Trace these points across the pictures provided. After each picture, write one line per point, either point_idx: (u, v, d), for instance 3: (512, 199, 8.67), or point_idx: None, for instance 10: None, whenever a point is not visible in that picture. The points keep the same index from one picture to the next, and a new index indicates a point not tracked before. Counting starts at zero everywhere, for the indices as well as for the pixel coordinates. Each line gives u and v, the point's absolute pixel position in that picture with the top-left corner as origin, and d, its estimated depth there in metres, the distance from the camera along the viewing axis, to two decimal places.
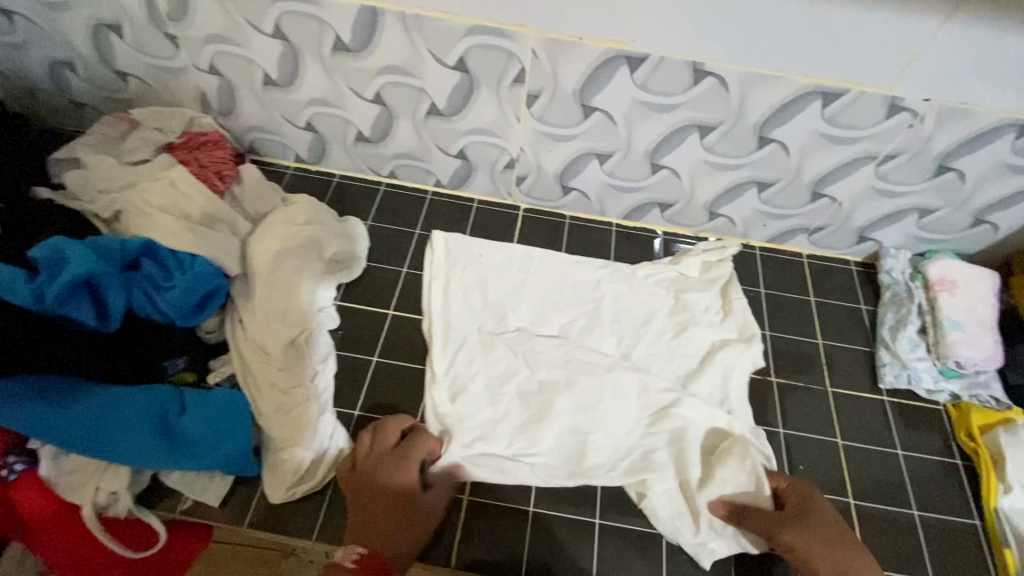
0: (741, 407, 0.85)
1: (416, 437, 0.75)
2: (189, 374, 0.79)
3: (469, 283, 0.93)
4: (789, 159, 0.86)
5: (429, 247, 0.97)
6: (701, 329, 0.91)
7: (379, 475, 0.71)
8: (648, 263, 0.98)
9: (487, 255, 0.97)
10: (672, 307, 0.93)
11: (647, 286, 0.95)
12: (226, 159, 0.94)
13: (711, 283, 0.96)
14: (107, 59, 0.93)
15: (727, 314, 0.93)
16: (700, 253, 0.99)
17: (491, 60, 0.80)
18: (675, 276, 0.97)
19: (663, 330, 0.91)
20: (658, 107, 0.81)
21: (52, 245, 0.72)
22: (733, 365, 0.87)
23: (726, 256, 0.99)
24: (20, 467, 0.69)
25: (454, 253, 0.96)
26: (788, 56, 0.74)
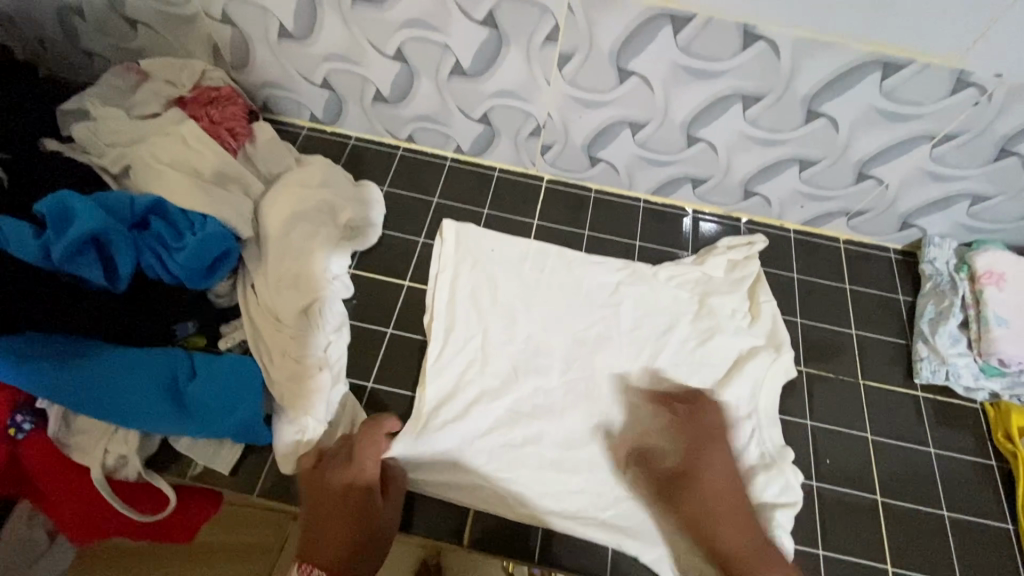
0: (767, 425, 0.79)
1: (370, 432, 0.71)
2: (198, 338, 0.77)
3: (485, 259, 0.90)
4: (838, 137, 0.80)
5: (438, 237, 0.91)
6: (727, 337, 0.85)
7: (332, 471, 0.68)
8: (671, 264, 0.92)
9: (499, 249, 0.91)
10: (695, 313, 0.88)
11: (668, 289, 0.89)
12: (239, 115, 0.90)
13: (737, 284, 0.90)
14: (117, 5, 0.88)
15: (754, 319, 0.87)
16: (724, 252, 0.92)
17: (523, 16, 0.74)
18: (699, 277, 0.91)
19: (687, 338, 0.86)
20: (700, 73, 0.75)
21: (58, 201, 0.70)
22: (764, 377, 0.82)
23: (752, 252, 0.93)
24: (28, 426, 0.68)
25: (464, 246, 0.91)
26: (850, 20, 0.67)
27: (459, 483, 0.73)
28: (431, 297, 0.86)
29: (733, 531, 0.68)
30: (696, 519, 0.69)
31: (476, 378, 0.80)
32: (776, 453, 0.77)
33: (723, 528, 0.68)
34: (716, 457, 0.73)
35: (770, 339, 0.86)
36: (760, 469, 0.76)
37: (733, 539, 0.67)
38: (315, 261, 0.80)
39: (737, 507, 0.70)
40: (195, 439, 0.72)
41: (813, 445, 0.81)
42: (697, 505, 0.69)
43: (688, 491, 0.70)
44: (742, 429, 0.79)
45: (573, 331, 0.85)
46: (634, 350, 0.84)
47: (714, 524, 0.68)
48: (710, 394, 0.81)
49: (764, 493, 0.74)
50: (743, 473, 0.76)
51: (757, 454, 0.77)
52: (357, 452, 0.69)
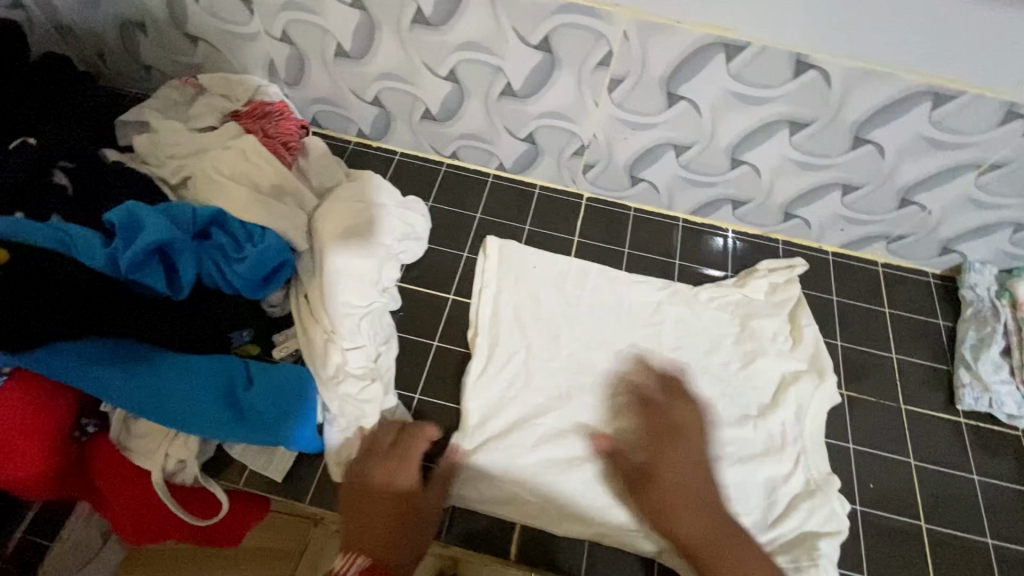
0: (811, 450, 0.80)
1: (413, 435, 0.72)
2: (252, 346, 0.79)
3: (527, 275, 0.92)
4: (883, 163, 0.81)
5: (482, 253, 0.93)
6: (768, 360, 0.86)
7: (380, 472, 0.66)
8: (711, 285, 0.93)
9: (542, 266, 0.93)
10: (736, 335, 0.89)
11: (709, 310, 0.90)
12: (293, 130, 0.93)
13: (778, 307, 0.91)
14: (179, 23, 0.91)
15: (796, 343, 0.88)
16: (765, 275, 0.93)
17: (578, 41, 0.76)
18: (739, 300, 0.92)
19: (729, 360, 0.87)
20: (750, 99, 0.77)
21: (129, 211, 0.73)
22: (807, 401, 0.83)
23: (794, 276, 0.94)
24: (93, 429, 0.71)
25: (506, 262, 0.92)
26: (902, 52, 0.68)
27: (504, 498, 0.73)
28: (477, 311, 0.88)
29: (694, 521, 0.58)
30: (653, 515, 0.59)
31: (522, 392, 0.82)
32: (822, 479, 0.78)
33: (684, 520, 0.58)
34: (684, 447, 0.62)
35: (813, 364, 0.87)
36: (806, 496, 0.76)
37: (694, 531, 0.58)
38: (366, 274, 0.82)
39: (699, 494, 0.60)
40: (250, 446, 0.73)
41: (857, 469, 0.81)
42: (654, 501, 0.60)
43: (647, 489, 0.61)
44: (789, 452, 0.79)
45: (616, 349, 0.87)
46: (676, 370, 0.85)
47: (675, 520, 0.58)
48: (754, 416, 0.82)
49: (811, 520, 0.75)
50: (788, 501, 0.76)
51: (803, 479, 0.78)
52: (404, 451, 0.69)
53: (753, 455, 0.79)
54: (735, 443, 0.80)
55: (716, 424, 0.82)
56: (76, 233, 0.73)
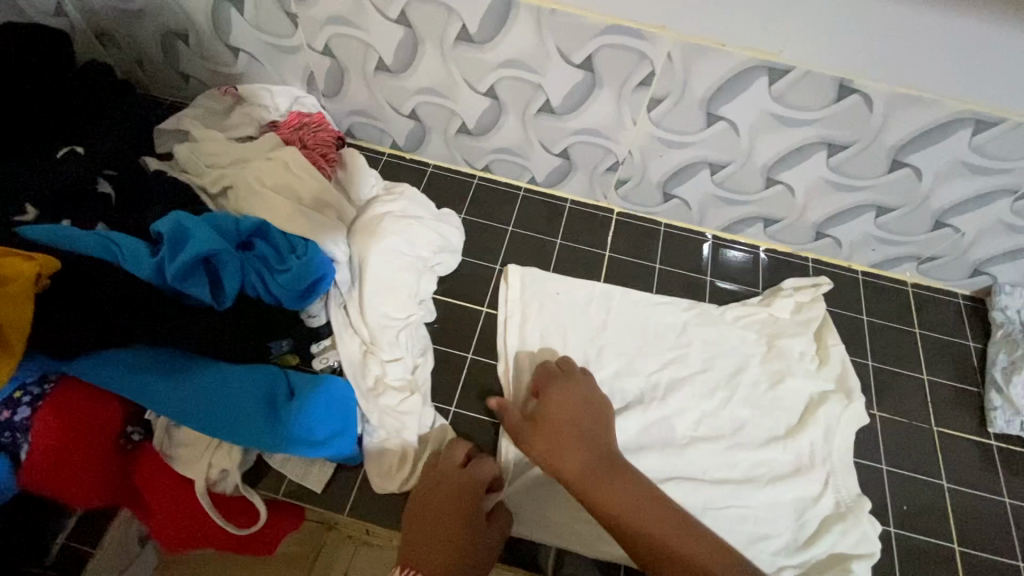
0: (842, 470, 0.80)
1: (481, 464, 0.72)
2: (291, 356, 0.81)
3: (549, 303, 0.91)
4: (920, 186, 0.82)
5: (504, 283, 0.92)
6: (798, 380, 0.87)
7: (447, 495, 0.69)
8: (737, 304, 0.93)
9: (564, 292, 0.92)
10: (765, 354, 0.89)
11: (737, 329, 0.91)
12: (329, 141, 0.95)
13: (805, 326, 0.92)
14: (222, 34, 0.92)
15: (823, 362, 0.88)
16: (791, 295, 0.93)
17: (621, 61, 0.77)
18: (767, 318, 0.92)
19: (759, 379, 0.87)
20: (790, 121, 0.78)
21: (176, 221, 0.74)
22: (837, 423, 0.83)
23: (818, 295, 0.94)
24: (138, 437, 0.73)
25: (530, 290, 0.92)
26: (948, 81, 0.69)
27: (539, 519, 0.74)
28: (504, 335, 0.87)
29: (574, 453, 0.69)
30: (543, 451, 0.70)
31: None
32: (853, 501, 0.78)
33: (566, 457, 0.69)
34: (565, 388, 0.76)
35: (841, 385, 0.87)
36: (836, 519, 0.77)
37: (574, 463, 0.69)
38: (404, 287, 0.83)
39: (580, 428, 0.72)
40: (289, 457, 0.75)
41: (886, 490, 0.81)
42: (542, 438, 0.71)
43: (533, 429, 0.72)
44: (818, 473, 0.80)
45: (650, 363, 0.87)
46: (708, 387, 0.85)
47: (557, 453, 0.69)
48: (783, 436, 0.83)
49: (843, 542, 0.75)
50: (817, 522, 0.77)
51: (833, 501, 0.78)
52: (467, 481, 0.70)
53: (782, 475, 0.80)
54: (765, 463, 0.81)
55: (747, 443, 0.82)
56: (123, 243, 0.74)
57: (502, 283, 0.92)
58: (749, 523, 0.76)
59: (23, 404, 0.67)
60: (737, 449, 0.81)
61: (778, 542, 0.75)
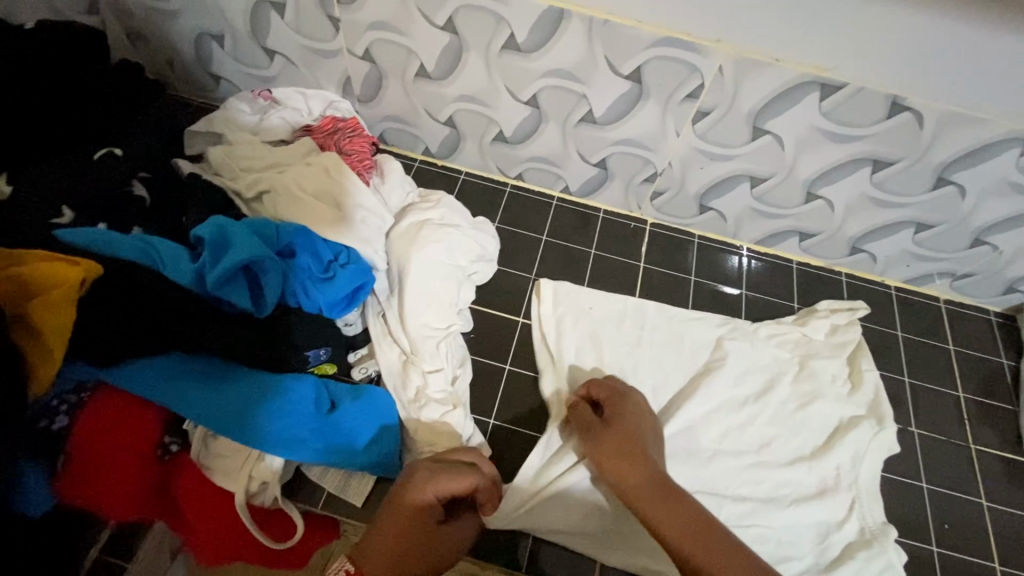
0: (868, 497, 0.78)
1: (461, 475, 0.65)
2: (328, 366, 0.77)
3: (584, 315, 0.89)
4: (961, 204, 0.82)
5: (536, 296, 0.90)
6: (827, 404, 0.84)
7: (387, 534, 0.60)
8: (771, 322, 0.92)
9: (597, 308, 0.91)
10: (795, 374, 0.87)
11: (770, 348, 0.89)
12: (365, 147, 0.92)
13: (839, 350, 0.90)
14: (259, 36, 0.91)
15: (856, 387, 0.87)
16: (826, 316, 0.92)
17: (671, 73, 0.76)
18: (798, 339, 0.90)
19: (786, 401, 0.85)
20: (837, 137, 0.77)
21: (218, 226, 0.72)
22: (865, 447, 0.81)
23: (855, 319, 0.93)
24: (176, 448, 0.71)
25: (562, 303, 0.90)
26: (1001, 101, 0.69)
27: (587, 532, 0.73)
28: (541, 348, 0.86)
29: (641, 468, 0.65)
30: (610, 459, 0.67)
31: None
32: (878, 529, 0.76)
33: (633, 469, 0.65)
34: (631, 407, 0.74)
35: (872, 410, 0.85)
36: (861, 545, 0.75)
37: (638, 476, 0.64)
38: (445, 297, 0.82)
39: (642, 445, 0.68)
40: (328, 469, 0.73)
41: (916, 509, 0.81)
42: (608, 446, 0.68)
43: (601, 436, 0.70)
44: (842, 497, 0.78)
45: (689, 378, 0.86)
46: (745, 404, 0.84)
47: (625, 464, 0.66)
48: (810, 456, 0.81)
49: (867, 570, 0.73)
50: (845, 545, 0.75)
51: (858, 527, 0.76)
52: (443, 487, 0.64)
53: (806, 497, 0.78)
54: (791, 484, 0.79)
55: (770, 463, 0.80)
56: (164, 249, 0.72)
57: (534, 293, 0.91)
58: (791, 543, 0.75)
59: (61, 412, 0.65)
60: (768, 469, 0.79)
61: (821, 563, 0.74)
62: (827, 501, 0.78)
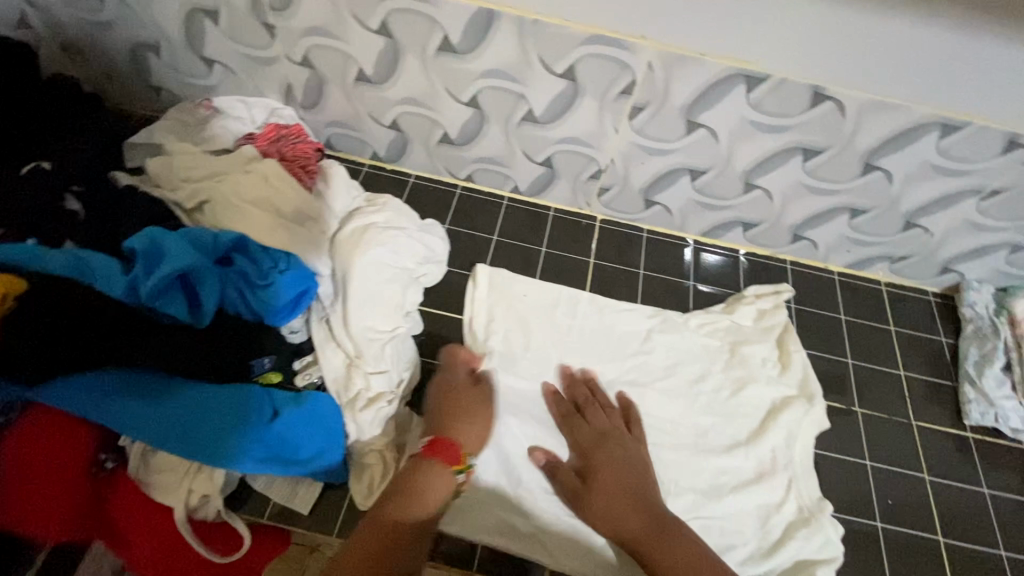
0: (804, 474, 0.80)
1: (455, 358, 0.78)
2: (274, 375, 0.76)
3: (533, 311, 0.90)
4: (890, 189, 0.85)
5: (471, 281, 0.92)
6: (759, 387, 0.86)
7: (466, 418, 0.71)
8: (701, 311, 0.93)
9: (531, 295, 0.92)
10: (727, 361, 0.89)
11: (699, 338, 0.90)
12: (309, 152, 0.92)
13: (766, 333, 0.92)
14: (196, 45, 0.90)
15: (785, 368, 0.89)
16: (753, 301, 0.94)
17: (603, 71, 0.78)
18: (730, 326, 0.92)
19: (719, 387, 0.86)
20: (766, 128, 0.80)
21: (150, 237, 0.71)
22: (797, 427, 0.83)
23: (780, 301, 0.95)
24: (112, 465, 0.69)
25: (497, 289, 0.91)
26: (912, 88, 0.73)
27: (520, 534, 0.72)
28: (470, 336, 0.86)
29: (637, 511, 0.66)
30: (602, 522, 0.67)
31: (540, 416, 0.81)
32: (814, 505, 0.78)
33: (626, 520, 0.65)
34: (609, 447, 0.73)
35: (802, 389, 0.87)
36: (800, 525, 0.76)
37: (634, 521, 0.65)
38: (391, 299, 0.81)
39: (636, 486, 0.69)
40: (273, 478, 0.72)
41: (858, 488, 0.83)
42: (598, 506, 0.68)
43: (588, 499, 0.69)
44: (780, 479, 0.79)
45: (638, 371, 0.86)
46: (688, 395, 0.85)
47: (621, 511, 0.66)
48: (746, 442, 0.82)
49: (807, 548, 0.75)
50: (784, 529, 0.76)
51: (795, 506, 0.78)
52: (452, 373, 0.76)
53: (745, 482, 0.79)
54: (728, 471, 0.80)
55: (711, 452, 0.81)
56: (96, 261, 0.71)
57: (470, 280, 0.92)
58: (736, 527, 0.76)
59: None
60: (712, 457, 0.81)
61: (766, 545, 0.75)
62: (770, 484, 0.79)
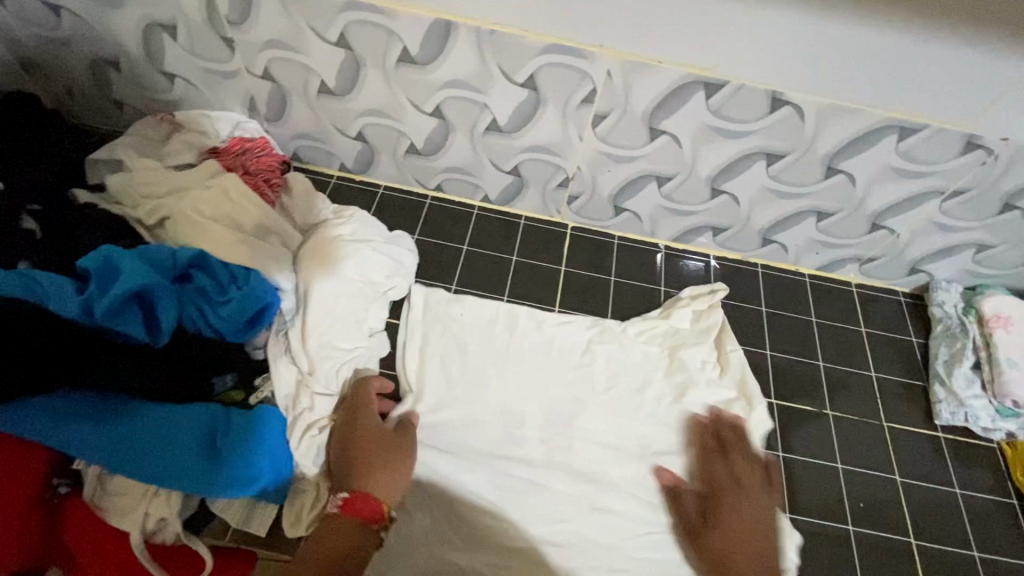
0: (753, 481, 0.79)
1: (360, 393, 0.78)
2: (237, 393, 0.75)
3: (501, 321, 0.90)
4: (854, 191, 0.85)
5: (405, 304, 0.90)
6: (698, 392, 0.85)
7: (390, 464, 0.70)
8: (638, 318, 0.93)
9: (467, 314, 0.90)
10: (667, 368, 0.88)
11: (639, 346, 0.90)
12: (273, 167, 0.92)
13: (705, 335, 0.91)
14: (156, 60, 0.89)
15: (724, 370, 0.88)
16: (689, 304, 0.93)
17: (564, 79, 0.78)
18: (668, 330, 0.91)
19: (662, 394, 0.86)
20: (729, 133, 0.80)
21: (105, 255, 0.70)
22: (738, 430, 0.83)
23: (716, 301, 0.94)
24: (66, 489, 0.68)
25: (432, 311, 0.89)
26: (869, 91, 0.73)
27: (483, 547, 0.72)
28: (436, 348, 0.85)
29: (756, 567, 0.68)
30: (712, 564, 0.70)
31: (506, 428, 0.81)
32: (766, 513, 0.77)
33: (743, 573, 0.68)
34: (741, 496, 0.74)
35: (741, 392, 0.86)
36: None
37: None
38: (349, 314, 0.81)
39: (761, 543, 0.70)
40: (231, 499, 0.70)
41: (829, 491, 0.82)
42: (713, 549, 0.71)
43: (705, 537, 0.73)
44: None
45: (606, 380, 0.87)
46: (657, 402, 0.85)
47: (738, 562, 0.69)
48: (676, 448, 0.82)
49: None
50: None
51: None
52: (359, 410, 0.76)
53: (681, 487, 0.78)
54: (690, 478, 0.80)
55: (680, 459, 0.81)
56: (48, 279, 0.69)
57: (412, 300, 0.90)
58: None
59: None
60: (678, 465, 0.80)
61: None
62: None
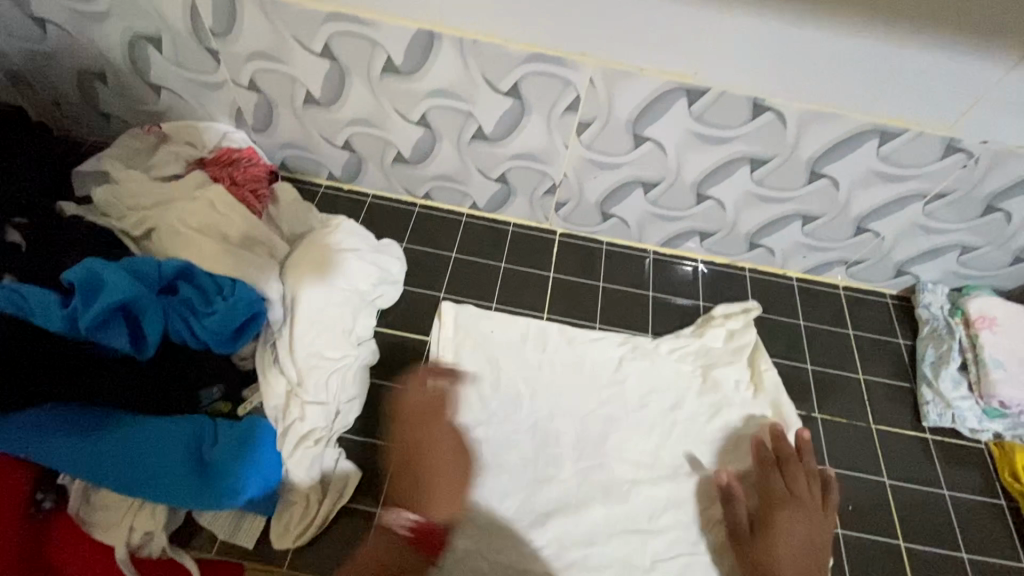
0: None
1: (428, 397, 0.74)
2: (222, 404, 0.75)
3: (494, 329, 0.90)
4: (838, 195, 0.86)
5: (437, 320, 0.89)
6: (685, 406, 0.87)
7: (452, 488, 0.67)
8: (670, 336, 0.92)
9: (498, 331, 0.90)
10: (700, 387, 0.88)
11: (671, 363, 0.90)
12: (260, 176, 0.92)
13: (737, 354, 0.91)
14: (141, 72, 0.89)
15: (759, 389, 0.88)
16: (722, 321, 0.93)
17: (547, 87, 0.79)
18: (700, 349, 0.91)
19: (647, 407, 0.87)
20: (712, 139, 0.81)
21: (88, 268, 0.70)
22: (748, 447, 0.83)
23: (750, 320, 0.93)
24: (49, 505, 0.67)
25: (464, 329, 0.89)
26: (848, 97, 0.74)
27: (471, 555, 0.72)
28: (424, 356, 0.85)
29: None
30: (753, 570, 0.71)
31: (496, 436, 0.81)
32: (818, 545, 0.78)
33: None
34: (797, 512, 0.74)
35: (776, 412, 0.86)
36: None
37: None
38: (337, 323, 0.80)
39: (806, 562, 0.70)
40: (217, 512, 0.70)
41: None
42: (757, 557, 0.71)
43: (751, 543, 0.73)
44: None
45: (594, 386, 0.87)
46: (644, 409, 0.86)
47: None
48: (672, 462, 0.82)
49: None
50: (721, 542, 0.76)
51: None
52: (433, 419, 0.72)
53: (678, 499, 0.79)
54: (679, 483, 0.80)
55: (668, 463, 0.81)
56: (31, 293, 0.68)
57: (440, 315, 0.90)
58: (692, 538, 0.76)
59: None
60: (668, 471, 0.81)
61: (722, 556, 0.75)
62: None
